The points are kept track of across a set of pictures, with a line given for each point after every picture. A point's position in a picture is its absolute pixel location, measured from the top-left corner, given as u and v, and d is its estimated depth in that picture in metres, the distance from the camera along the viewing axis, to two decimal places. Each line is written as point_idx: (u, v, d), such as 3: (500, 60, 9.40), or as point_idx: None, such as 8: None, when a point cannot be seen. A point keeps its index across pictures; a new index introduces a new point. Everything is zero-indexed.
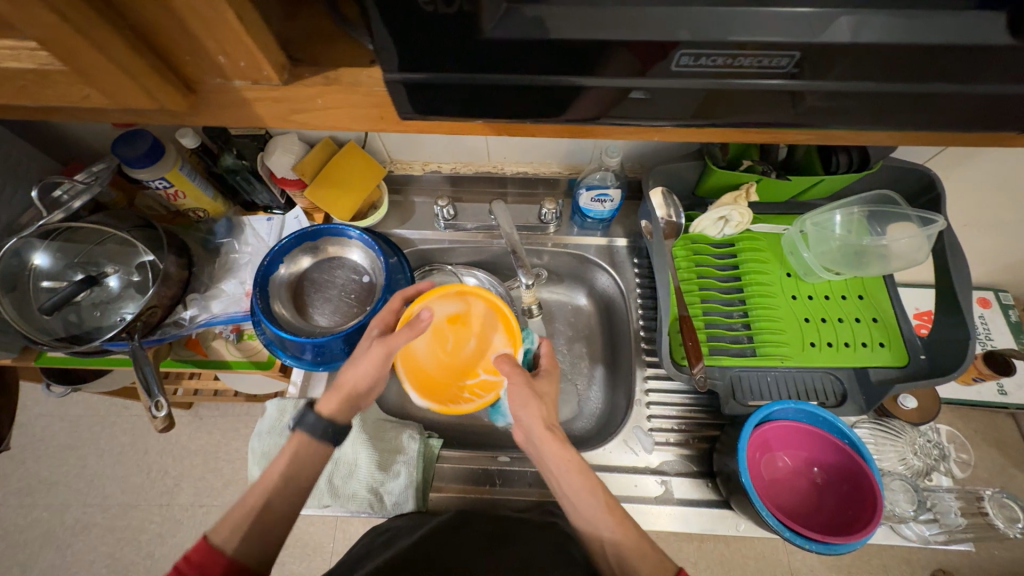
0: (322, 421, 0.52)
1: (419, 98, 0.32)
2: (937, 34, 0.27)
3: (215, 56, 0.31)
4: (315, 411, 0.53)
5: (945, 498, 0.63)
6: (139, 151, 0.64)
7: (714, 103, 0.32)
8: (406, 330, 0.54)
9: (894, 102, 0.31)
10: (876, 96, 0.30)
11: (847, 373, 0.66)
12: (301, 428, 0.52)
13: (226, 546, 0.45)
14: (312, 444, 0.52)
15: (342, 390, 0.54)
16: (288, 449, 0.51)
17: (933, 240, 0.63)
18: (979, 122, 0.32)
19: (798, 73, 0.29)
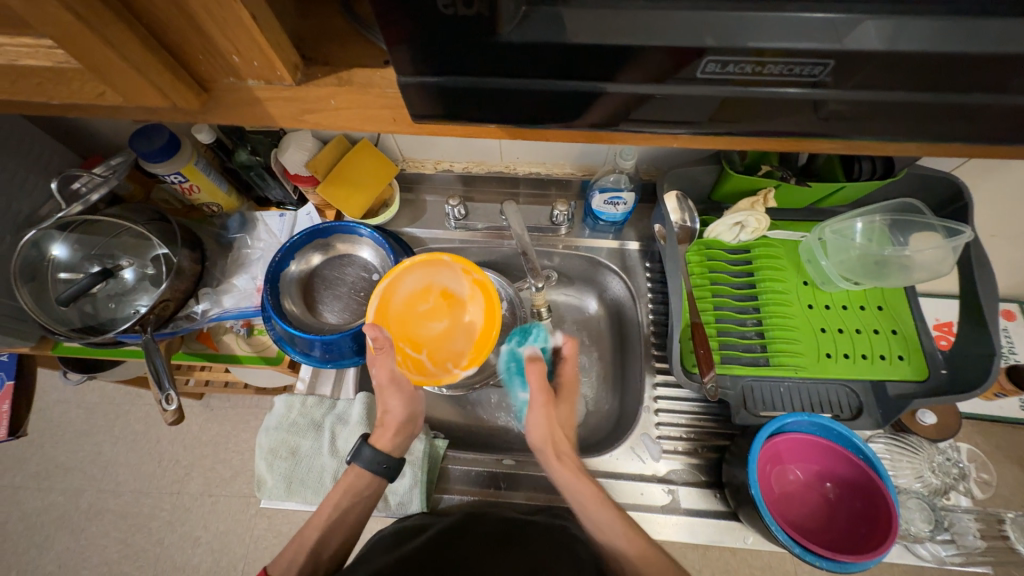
0: (378, 454, 0.57)
1: (431, 101, 0.31)
2: (976, 41, 0.25)
3: (228, 55, 0.30)
4: (370, 445, 0.57)
5: (963, 519, 0.61)
6: (154, 145, 0.65)
7: (735, 109, 0.31)
8: (378, 357, 0.58)
9: (925, 113, 0.30)
10: (908, 105, 0.29)
11: (863, 386, 0.64)
12: (358, 462, 0.57)
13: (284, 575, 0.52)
14: (369, 475, 0.57)
15: (387, 426, 0.59)
16: (342, 481, 0.57)
17: (959, 251, 0.61)
18: (1016, 134, 0.30)
19: (824, 81, 0.28)
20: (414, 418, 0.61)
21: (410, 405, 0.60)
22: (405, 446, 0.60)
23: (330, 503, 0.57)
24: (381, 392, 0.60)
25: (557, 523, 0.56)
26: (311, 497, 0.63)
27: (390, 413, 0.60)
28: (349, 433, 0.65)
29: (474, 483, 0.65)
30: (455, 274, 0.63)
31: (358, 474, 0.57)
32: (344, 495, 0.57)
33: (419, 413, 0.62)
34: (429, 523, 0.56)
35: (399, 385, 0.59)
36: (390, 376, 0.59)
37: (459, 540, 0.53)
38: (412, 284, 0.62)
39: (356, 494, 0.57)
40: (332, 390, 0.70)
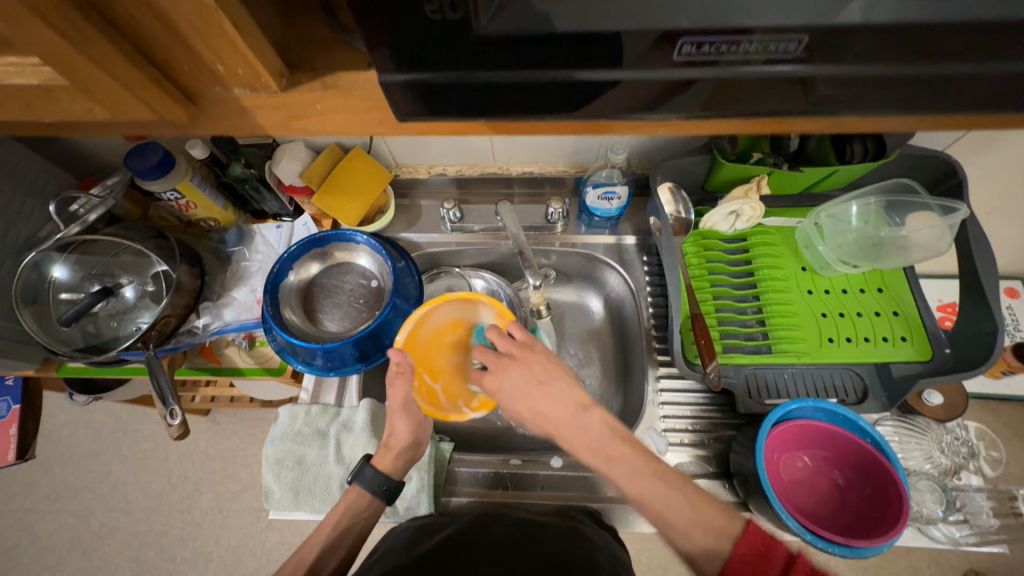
0: (379, 475, 0.58)
1: (416, 99, 0.31)
2: (952, 11, 0.25)
3: (212, 65, 0.31)
4: (372, 467, 0.58)
5: (975, 498, 0.61)
6: (149, 163, 0.65)
7: (717, 92, 0.31)
8: (396, 380, 0.57)
9: (907, 86, 0.30)
10: (889, 78, 0.29)
11: (867, 368, 0.63)
12: (359, 482, 0.58)
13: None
14: (369, 495, 0.58)
15: (390, 448, 0.59)
16: (342, 501, 0.57)
17: (955, 230, 0.61)
18: (999, 102, 0.30)
19: (805, 59, 0.28)
20: (418, 445, 0.61)
21: (416, 431, 0.60)
22: (406, 470, 0.60)
23: (329, 521, 0.56)
24: (391, 414, 0.59)
25: (570, 525, 0.55)
26: (318, 505, 0.63)
27: (396, 435, 0.59)
28: (355, 441, 0.65)
29: (481, 484, 0.65)
30: (491, 314, 0.62)
31: (358, 494, 0.57)
32: (345, 514, 0.56)
33: (424, 440, 0.61)
34: (439, 526, 0.56)
35: (408, 411, 0.59)
36: (402, 401, 0.58)
37: (468, 541, 0.52)
38: (445, 315, 0.61)
39: (356, 513, 0.57)
40: (336, 399, 0.71)
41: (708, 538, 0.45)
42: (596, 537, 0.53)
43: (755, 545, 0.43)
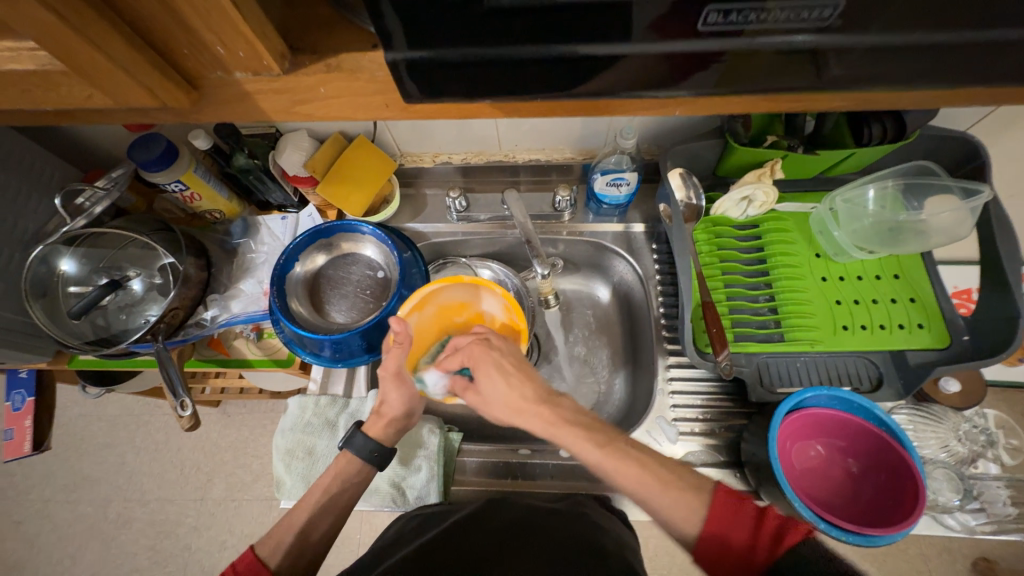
0: (371, 442, 0.58)
1: (422, 80, 0.30)
2: None
3: (212, 48, 0.30)
4: (362, 433, 0.59)
5: (993, 486, 0.60)
6: (153, 154, 0.65)
7: (737, 65, 0.29)
8: (393, 349, 0.57)
9: (939, 56, 0.28)
10: (917, 49, 0.28)
11: (883, 357, 0.62)
12: (350, 448, 0.58)
13: (271, 559, 0.50)
14: (360, 462, 0.58)
15: (384, 417, 0.60)
16: (332, 467, 0.57)
17: (977, 212, 0.59)
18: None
19: (833, 28, 0.27)
20: (410, 414, 0.61)
21: (408, 402, 0.60)
22: (397, 438, 0.61)
23: (319, 486, 0.56)
24: (383, 381, 0.59)
25: (578, 510, 0.55)
26: None
27: (389, 404, 0.60)
28: None
29: (491, 474, 0.65)
30: (497, 302, 0.65)
31: (349, 460, 0.57)
32: (335, 479, 0.57)
33: (416, 411, 0.62)
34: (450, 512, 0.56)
35: (402, 381, 0.59)
36: (395, 370, 0.58)
37: (480, 526, 0.52)
38: (455, 296, 0.64)
39: (347, 479, 0.57)
40: (344, 390, 0.71)
41: (682, 507, 0.45)
42: (604, 524, 0.53)
43: (728, 508, 0.44)
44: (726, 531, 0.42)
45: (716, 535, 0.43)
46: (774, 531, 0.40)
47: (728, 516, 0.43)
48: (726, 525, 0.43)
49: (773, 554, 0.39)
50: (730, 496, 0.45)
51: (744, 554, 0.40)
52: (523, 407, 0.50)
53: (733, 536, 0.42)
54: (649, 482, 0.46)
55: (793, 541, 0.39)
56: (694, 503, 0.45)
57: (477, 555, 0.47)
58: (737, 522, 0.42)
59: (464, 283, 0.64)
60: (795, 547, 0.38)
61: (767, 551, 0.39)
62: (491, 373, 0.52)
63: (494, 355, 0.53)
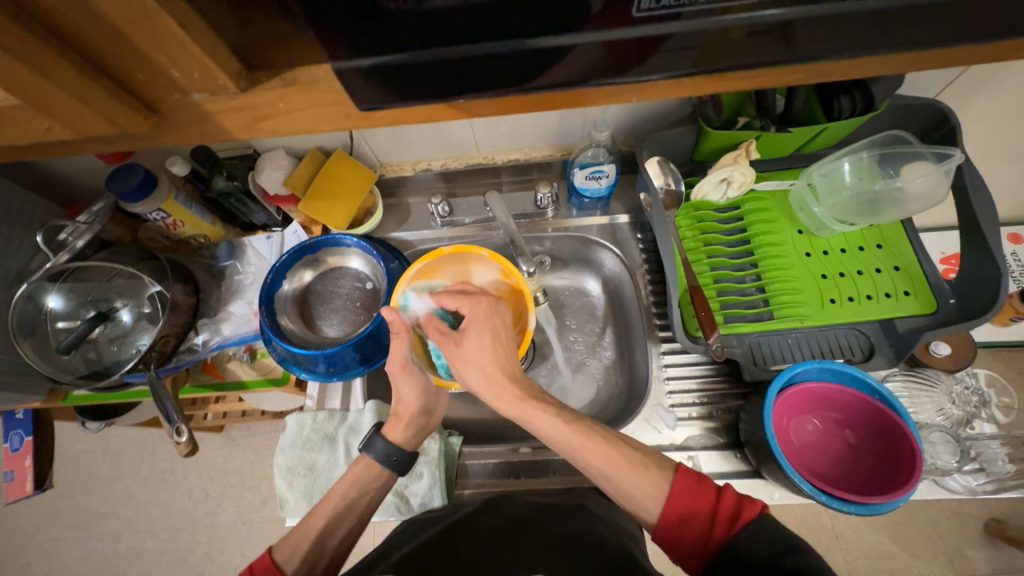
0: (390, 446, 0.58)
1: (377, 86, 0.31)
2: None
3: (167, 71, 0.30)
4: (383, 437, 0.58)
5: (990, 446, 0.61)
6: (131, 184, 0.65)
7: (682, 47, 0.30)
8: (394, 341, 0.57)
9: (877, 23, 0.29)
10: (854, 17, 0.28)
11: (872, 326, 0.63)
12: (369, 453, 0.57)
13: (289, 564, 0.48)
14: (378, 467, 0.57)
15: (400, 418, 0.59)
16: (350, 472, 0.56)
17: (952, 175, 0.59)
18: (969, 31, 0.30)
19: (768, 4, 0.28)
20: (428, 412, 0.61)
21: (423, 397, 0.60)
22: (418, 441, 0.61)
23: (336, 493, 0.54)
24: (393, 377, 0.59)
25: (577, 502, 0.55)
26: None
27: (404, 403, 0.59)
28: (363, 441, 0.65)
29: (494, 475, 0.65)
30: (489, 270, 0.70)
31: (367, 465, 0.57)
32: (353, 486, 0.55)
33: (434, 408, 0.62)
34: (450, 512, 0.56)
35: (412, 373, 0.59)
36: (404, 362, 0.58)
37: (480, 522, 0.52)
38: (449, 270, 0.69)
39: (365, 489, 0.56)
40: (342, 403, 0.70)
41: (645, 486, 0.45)
42: (604, 515, 0.53)
43: (689, 487, 0.44)
44: (688, 510, 0.43)
45: (677, 510, 0.43)
46: (733, 510, 0.42)
47: (690, 496, 0.44)
48: (687, 504, 0.43)
49: (732, 534, 0.41)
50: (690, 475, 0.45)
51: (702, 532, 0.42)
52: (499, 373, 0.49)
53: (693, 515, 0.43)
54: (616, 460, 0.46)
55: (749, 516, 0.41)
56: (658, 481, 0.45)
57: (482, 546, 0.48)
58: (697, 501, 0.43)
59: (449, 257, 0.70)
60: (753, 521, 0.41)
61: (726, 530, 0.41)
62: (483, 334, 0.51)
63: (493, 315, 0.52)
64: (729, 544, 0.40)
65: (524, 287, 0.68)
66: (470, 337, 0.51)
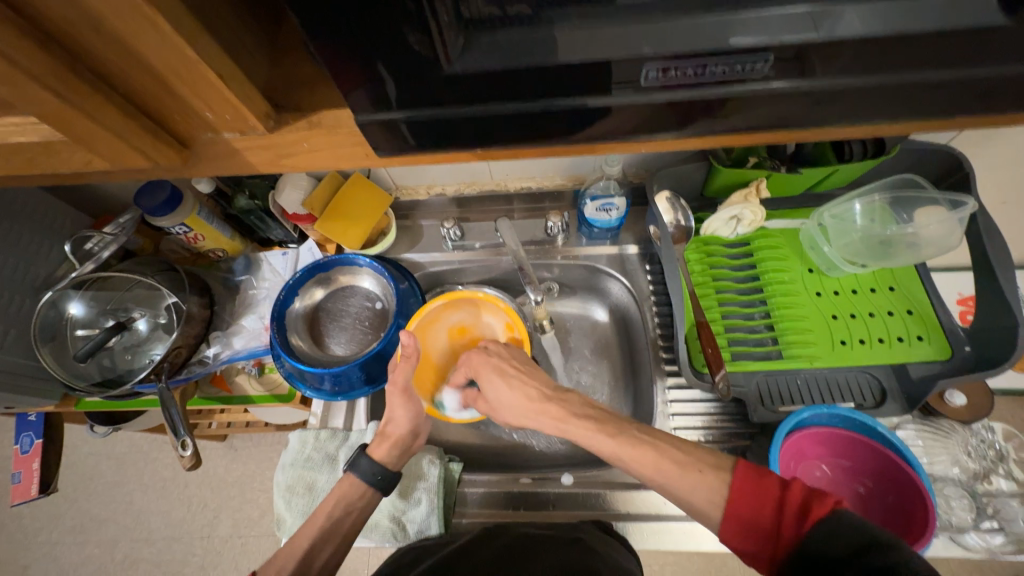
0: (374, 464, 0.57)
1: (396, 134, 0.33)
2: (915, 22, 0.26)
3: (202, 112, 0.33)
4: (367, 456, 0.57)
5: (1010, 503, 0.58)
6: (157, 200, 0.67)
7: (682, 110, 0.31)
8: (401, 363, 0.60)
9: (880, 96, 0.30)
10: (856, 91, 0.30)
11: (884, 371, 0.61)
12: (354, 471, 0.57)
13: None
14: (363, 486, 0.57)
15: (388, 438, 0.59)
16: (335, 490, 0.56)
17: (966, 223, 0.59)
18: (972, 107, 0.31)
19: (772, 75, 0.29)
20: (415, 434, 0.61)
21: (414, 421, 0.60)
22: (402, 462, 0.60)
23: (321, 512, 0.54)
24: (389, 397, 0.61)
25: (573, 535, 0.54)
26: None
27: (395, 423, 0.60)
28: None
29: (491, 505, 0.64)
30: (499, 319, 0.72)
31: (352, 483, 0.56)
32: (336, 505, 0.55)
33: (422, 430, 0.62)
34: (445, 542, 0.55)
35: (410, 396, 0.61)
36: (404, 385, 0.61)
37: (474, 553, 0.51)
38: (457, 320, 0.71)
39: (349, 503, 0.56)
40: (344, 422, 0.71)
41: (702, 490, 0.43)
42: (601, 551, 0.51)
43: (751, 486, 0.40)
44: (750, 512, 0.39)
45: (743, 514, 0.40)
46: (802, 504, 0.37)
47: (753, 495, 0.40)
48: (751, 504, 0.40)
49: (803, 530, 0.36)
50: (751, 471, 0.41)
51: (774, 531, 0.38)
52: (526, 410, 0.55)
53: (758, 510, 0.39)
54: (666, 467, 0.45)
55: (820, 513, 0.36)
56: (716, 484, 0.42)
57: (476, 573, 0.48)
58: (760, 499, 0.39)
59: (466, 300, 0.71)
60: (823, 519, 0.35)
61: (798, 527, 0.36)
62: (493, 376, 0.59)
63: (490, 360, 0.60)
64: (800, 542, 0.36)
65: (524, 343, 0.68)
66: (486, 376, 0.59)
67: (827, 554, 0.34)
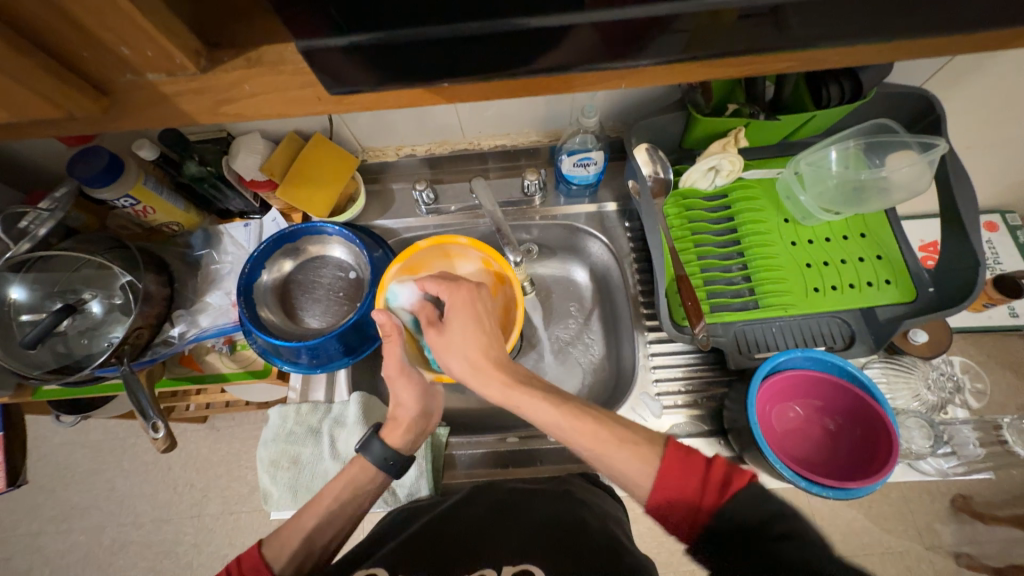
0: (387, 449, 0.57)
1: (351, 68, 0.30)
2: None
3: (116, 47, 0.29)
4: (379, 439, 0.56)
5: (962, 430, 0.63)
6: (95, 168, 0.61)
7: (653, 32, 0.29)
8: (386, 345, 0.58)
9: (852, 8, 0.29)
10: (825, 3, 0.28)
11: (854, 315, 0.64)
12: (364, 454, 0.56)
13: (276, 561, 0.48)
14: (373, 470, 0.56)
15: (399, 422, 0.58)
16: (344, 474, 0.55)
17: (935, 165, 0.60)
18: (945, 21, 0.30)
19: None
20: (426, 416, 0.60)
21: (423, 401, 0.60)
22: (415, 444, 0.60)
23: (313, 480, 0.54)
24: (392, 383, 0.60)
25: (561, 488, 0.55)
26: None
27: (402, 407, 0.59)
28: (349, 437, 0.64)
29: (480, 465, 0.65)
30: (473, 263, 0.68)
31: (361, 468, 0.56)
32: (345, 488, 0.55)
33: (433, 410, 0.61)
34: (437, 502, 0.56)
35: (409, 375, 0.59)
36: (398, 366, 0.59)
37: (462, 510, 0.52)
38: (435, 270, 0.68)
39: (358, 487, 0.55)
40: (326, 395, 0.69)
41: (635, 462, 0.46)
42: (589, 501, 0.53)
43: (677, 460, 0.44)
44: (676, 485, 0.43)
45: (669, 488, 0.43)
46: (722, 477, 0.42)
47: (681, 470, 0.43)
48: (677, 478, 0.43)
49: (721, 501, 0.40)
50: (680, 447, 0.45)
51: (693, 506, 0.41)
52: (484, 361, 0.53)
53: (682, 484, 0.42)
54: (604, 437, 0.47)
55: (738, 484, 0.41)
56: (648, 456, 0.46)
57: (469, 531, 0.48)
58: (686, 473, 0.43)
59: (431, 249, 0.67)
60: (741, 490, 0.40)
61: (716, 499, 0.41)
62: (467, 322, 0.55)
63: (471, 303, 0.56)
64: (718, 513, 0.40)
65: (507, 273, 0.66)
66: (455, 318, 0.55)
67: (740, 527, 0.38)
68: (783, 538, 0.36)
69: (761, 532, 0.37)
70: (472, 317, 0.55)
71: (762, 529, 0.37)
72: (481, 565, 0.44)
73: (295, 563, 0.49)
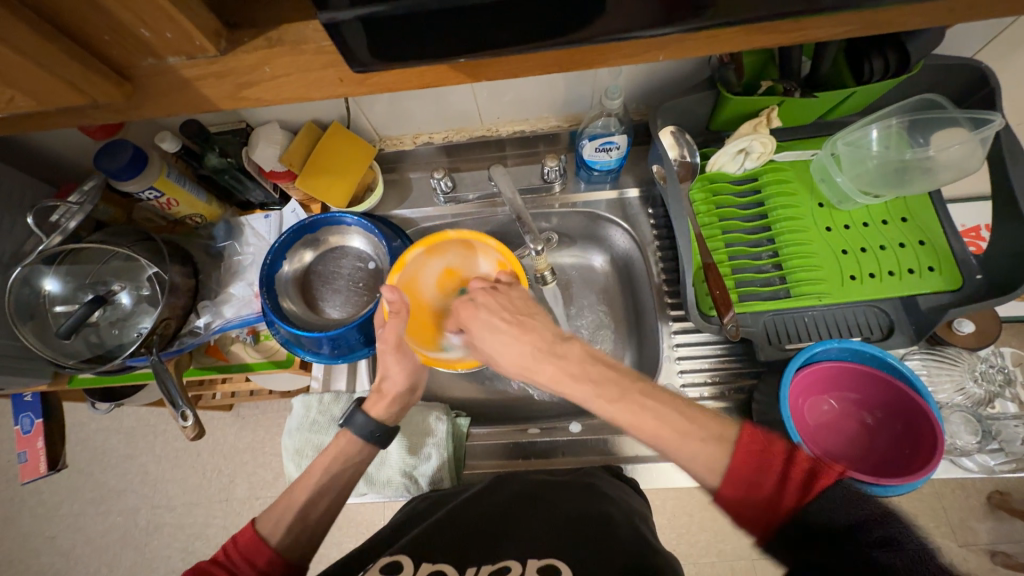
0: (371, 421, 0.57)
1: (370, 46, 0.29)
2: None
3: (138, 31, 0.29)
4: (362, 412, 0.57)
5: (1010, 425, 0.59)
6: (119, 162, 0.62)
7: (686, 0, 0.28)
8: (390, 320, 0.58)
9: None
10: None
11: (893, 304, 0.60)
12: (350, 427, 0.57)
13: (273, 537, 0.49)
14: (360, 442, 0.56)
15: (386, 395, 0.59)
16: (331, 449, 0.55)
17: (989, 143, 0.55)
18: None
19: None
20: (412, 390, 0.60)
21: (412, 375, 0.60)
22: (400, 417, 0.60)
23: (318, 467, 0.54)
24: (383, 355, 0.59)
25: (585, 481, 0.54)
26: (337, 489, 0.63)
27: (390, 380, 0.59)
28: None
29: (500, 455, 0.65)
30: (489, 259, 0.67)
31: (349, 440, 0.56)
32: (334, 461, 0.55)
33: (419, 386, 0.61)
34: (460, 490, 0.56)
35: (404, 351, 0.59)
36: (397, 339, 0.58)
37: (482, 500, 0.52)
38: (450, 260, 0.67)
39: (347, 459, 0.56)
40: (347, 385, 0.70)
41: (703, 456, 0.42)
42: (613, 494, 0.52)
43: (753, 452, 0.40)
44: (752, 476, 0.39)
45: (743, 478, 0.39)
46: (807, 473, 0.38)
47: (757, 461, 0.40)
48: (753, 470, 0.39)
49: (803, 502, 0.36)
50: (758, 437, 0.41)
51: (770, 499, 0.38)
52: (531, 360, 0.50)
53: (761, 477, 0.39)
54: (666, 433, 0.43)
55: (826, 483, 0.37)
56: (716, 450, 0.42)
57: (489, 521, 0.48)
58: (763, 464, 0.39)
59: (451, 242, 0.66)
60: (831, 487, 0.36)
61: (798, 496, 0.37)
62: (486, 332, 0.53)
63: (479, 312, 0.54)
64: (799, 511, 0.36)
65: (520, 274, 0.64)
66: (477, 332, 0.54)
67: (828, 529, 0.34)
68: (878, 543, 0.32)
69: (858, 532, 0.33)
70: (487, 319, 0.54)
71: (859, 530, 0.33)
72: (504, 554, 0.44)
73: (292, 536, 0.50)
